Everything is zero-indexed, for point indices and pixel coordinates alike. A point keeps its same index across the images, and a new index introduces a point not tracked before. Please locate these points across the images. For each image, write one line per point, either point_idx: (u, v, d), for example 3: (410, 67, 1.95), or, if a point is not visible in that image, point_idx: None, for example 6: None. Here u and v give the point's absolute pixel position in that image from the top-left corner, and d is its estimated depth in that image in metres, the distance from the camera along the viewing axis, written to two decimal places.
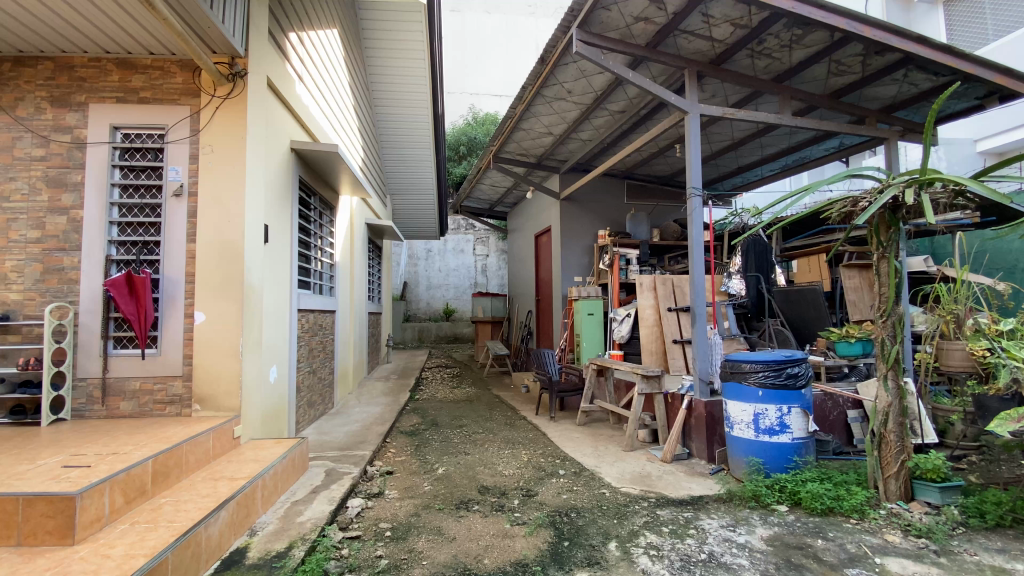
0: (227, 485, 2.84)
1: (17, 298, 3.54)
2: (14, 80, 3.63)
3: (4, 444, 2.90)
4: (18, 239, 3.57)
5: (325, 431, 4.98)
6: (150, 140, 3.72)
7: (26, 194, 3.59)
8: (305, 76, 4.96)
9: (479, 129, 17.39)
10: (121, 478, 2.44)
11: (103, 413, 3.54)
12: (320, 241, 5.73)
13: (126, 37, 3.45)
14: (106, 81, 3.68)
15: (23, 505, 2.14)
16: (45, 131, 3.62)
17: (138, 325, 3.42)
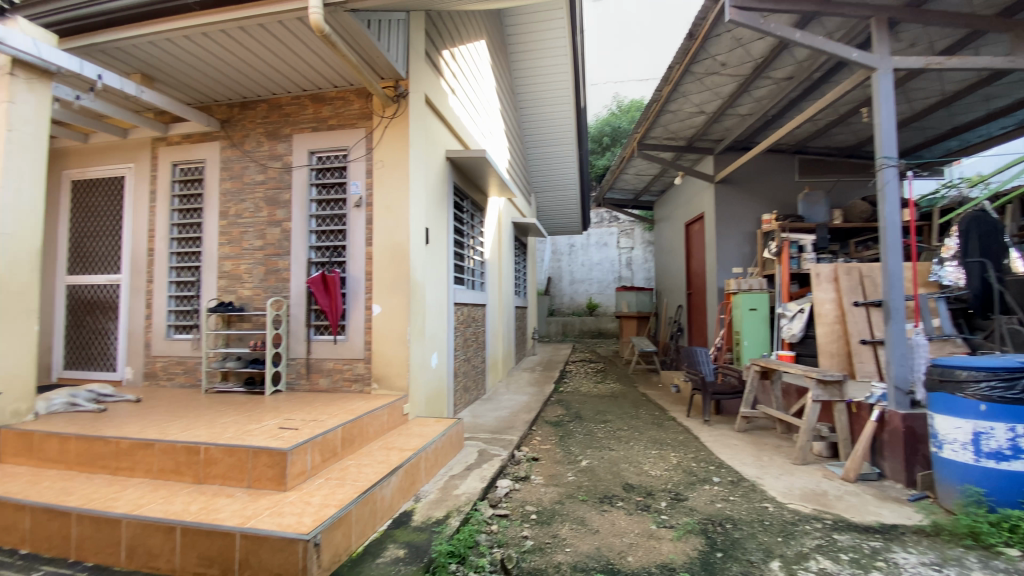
0: (396, 455, 3.26)
1: (249, 294, 4.50)
2: (243, 121, 4.63)
3: (242, 408, 3.73)
4: (248, 247, 4.53)
5: (477, 414, 5.37)
6: (336, 160, 4.42)
7: (252, 212, 4.54)
8: (457, 90, 5.40)
9: (624, 117, 16.99)
10: (319, 440, 2.97)
11: (307, 386, 4.34)
12: (472, 240, 6.19)
13: (317, 75, 4.15)
14: (304, 114, 4.48)
15: (253, 455, 2.73)
16: (265, 159, 4.54)
17: (331, 314, 4.12)
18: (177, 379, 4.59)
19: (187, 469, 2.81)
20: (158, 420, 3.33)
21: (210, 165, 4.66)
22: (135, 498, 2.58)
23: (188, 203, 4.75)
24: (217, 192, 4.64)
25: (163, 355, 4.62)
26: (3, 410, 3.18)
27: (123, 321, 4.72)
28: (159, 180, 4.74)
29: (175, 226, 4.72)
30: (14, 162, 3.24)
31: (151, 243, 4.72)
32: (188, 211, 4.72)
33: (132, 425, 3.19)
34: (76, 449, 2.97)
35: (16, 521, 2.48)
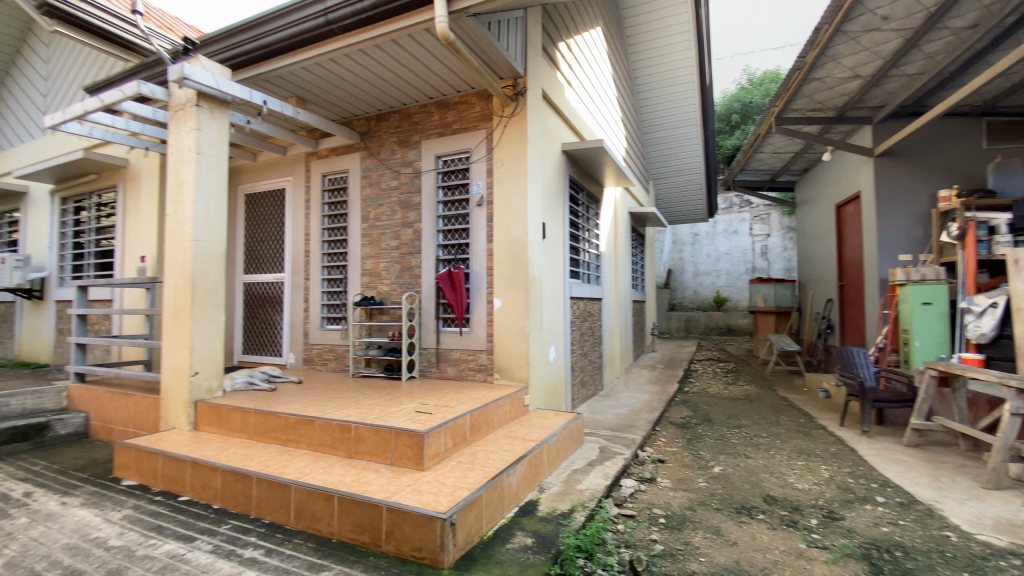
0: (521, 445, 3.33)
1: (387, 289, 4.93)
2: (379, 132, 5.07)
3: (383, 392, 4.10)
4: (385, 247, 4.96)
5: (597, 410, 5.30)
6: (460, 162, 4.64)
7: (388, 215, 4.95)
8: (574, 81, 5.34)
9: (757, 91, 15.49)
10: (451, 426, 3.14)
11: (437, 374, 4.64)
12: (588, 233, 6.10)
13: (442, 82, 4.39)
14: (432, 120, 4.77)
15: (394, 436, 2.98)
16: (397, 166, 4.93)
17: (456, 308, 4.34)
18: (330, 364, 5.20)
19: (340, 445, 3.16)
20: (316, 400, 3.80)
21: (353, 174, 5.17)
22: (299, 467, 2.96)
23: (336, 208, 5.33)
24: (359, 198, 5.14)
25: (318, 343, 5.27)
26: (201, 386, 3.85)
27: (286, 313, 5.46)
28: (312, 190, 5.38)
29: (326, 230, 5.34)
30: (206, 181, 3.91)
31: (307, 245, 5.39)
32: (335, 216, 5.30)
33: (296, 403, 3.68)
34: (253, 423, 3.50)
35: (211, 480, 2.99)
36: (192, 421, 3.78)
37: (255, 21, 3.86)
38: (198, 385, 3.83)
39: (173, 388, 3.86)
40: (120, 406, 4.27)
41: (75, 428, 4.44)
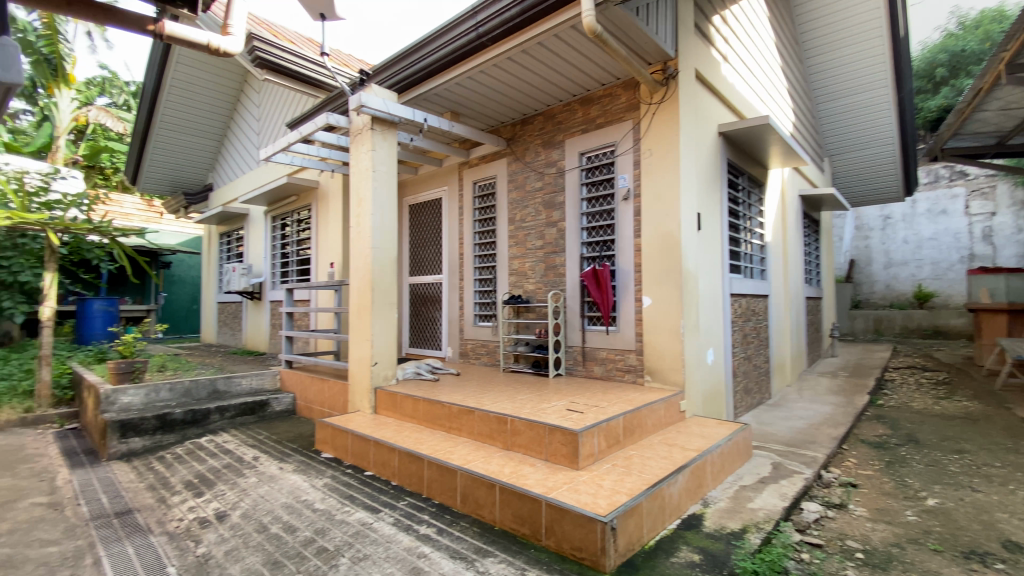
0: (680, 453, 3.13)
1: (533, 288, 5.05)
2: (524, 136, 5.22)
3: (533, 389, 4.21)
4: (531, 247, 5.08)
5: (764, 421, 4.75)
6: (605, 157, 4.54)
7: (533, 216, 5.06)
8: (731, 55, 4.85)
9: (972, 36, 12.55)
10: (604, 427, 3.08)
11: (584, 373, 4.61)
12: (750, 222, 5.51)
13: (586, 77, 4.35)
14: (575, 118, 4.76)
15: (548, 433, 3.02)
16: (542, 167, 5.01)
17: (603, 307, 4.26)
18: (482, 359, 5.51)
19: (497, 437, 3.30)
20: (473, 392, 4.05)
21: (501, 178, 5.40)
22: (462, 454, 3.17)
23: (486, 212, 5.62)
24: (506, 201, 5.34)
25: (471, 339, 5.62)
26: (379, 374, 4.36)
27: (444, 311, 5.92)
28: (465, 197, 5.75)
29: (477, 234, 5.66)
30: (380, 195, 4.42)
31: (461, 248, 5.78)
32: (485, 219, 5.59)
33: (456, 394, 3.96)
34: (422, 410, 3.87)
35: (389, 459, 3.37)
36: (373, 405, 4.31)
37: (416, 44, 4.23)
38: (377, 373, 4.34)
39: (358, 376, 4.44)
40: (318, 388, 5.06)
41: (286, 406, 5.38)
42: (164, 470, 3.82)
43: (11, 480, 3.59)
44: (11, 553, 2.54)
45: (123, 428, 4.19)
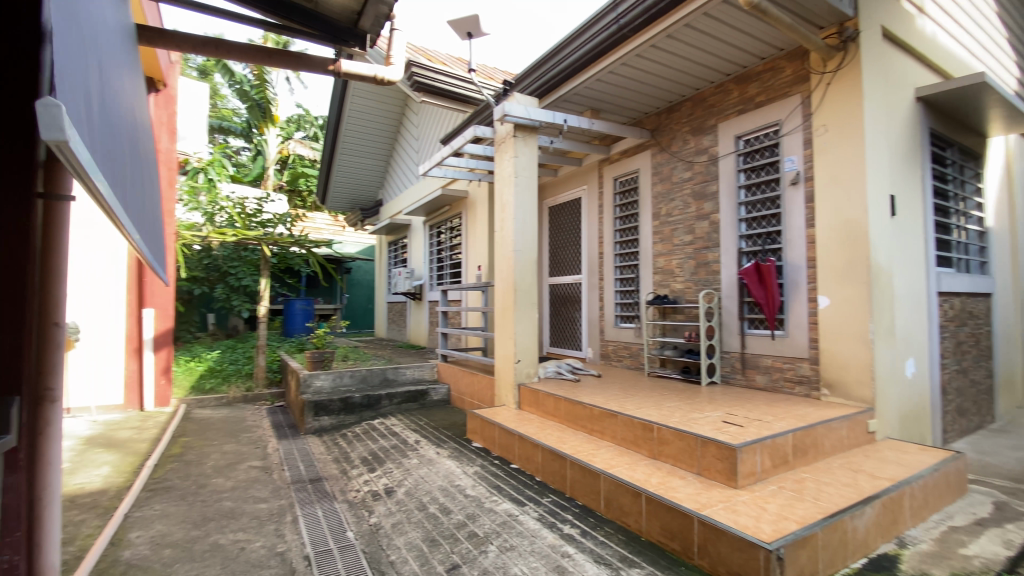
0: (867, 481, 2.63)
1: (681, 287, 4.73)
2: (670, 125, 4.93)
3: (683, 395, 3.94)
4: (678, 243, 4.77)
5: (988, 451, 3.79)
6: (767, 139, 4.06)
7: (681, 209, 4.75)
8: (930, 4, 3.98)
9: None
10: (770, 443, 2.73)
11: (743, 382, 4.18)
12: (964, 202, 4.45)
13: (742, 53, 3.94)
14: (729, 100, 4.35)
15: (702, 444, 2.78)
16: (691, 156, 4.68)
17: (768, 309, 3.79)
18: (625, 361, 5.33)
19: (644, 443, 3.15)
20: (617, 395, 3.94)
21: (644, 172, 5.17)
22: (607, 458, 3.09)
23: (627, 209, 5.42)
24: (651, 196, 5.09)
25: (613, 340, 5.49)
26: (523, 371, 4.50)
27: (585, 311, 5.87)
28: (605, 194, 5.63)
29: (618, 232, 5.50)
30: (522, 198, 4.55)
31: (601, 247, 5.68)
32: (627, 216, 5.40)
33: (599, 396, 3.89)
34: (564, 409, 3.88)
35: (533, 455, 3.44)
36: (517, 401, 4.46)
37: (556, 48, 4.26)
38: (521, 370, 4.49)
39: (503, 372, 4.63)
40: (468, 381, 5.41)
41: (443, 396, 5.85)
42: (345, 446, 4.44)
43: (239, 445, 4.50)
44: (236, 505, 3.17)
45: (316, 407, 4.98)
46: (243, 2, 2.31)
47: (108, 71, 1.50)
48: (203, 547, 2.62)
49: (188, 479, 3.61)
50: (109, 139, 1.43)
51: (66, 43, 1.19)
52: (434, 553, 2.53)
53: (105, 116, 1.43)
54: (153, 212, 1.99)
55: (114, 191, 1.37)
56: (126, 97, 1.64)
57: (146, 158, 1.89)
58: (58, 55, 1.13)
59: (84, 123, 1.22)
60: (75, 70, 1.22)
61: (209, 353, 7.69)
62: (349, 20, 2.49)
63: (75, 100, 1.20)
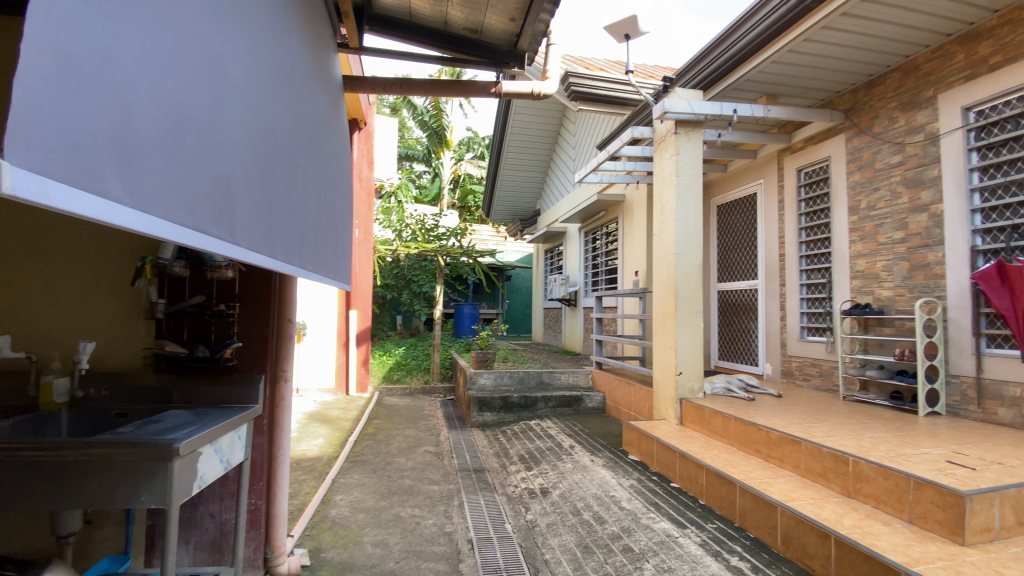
0: None
1: (889, 295, 3.95)
2: (870, 102, 4.17)
3: (891, 425, 3.27)
4: (885, 241, 3.99)
5: None
6: (1009, 107, 3.20)
7: (888, 200, 3.97)
8: None
9: None
10: (1013, 494, 2.14)
11: (981, 415, 3.31)
12: None
13: (964, 7, 3.21)
14: (955, 63, 3.51)
15: (914, 486, 2.28)
16: (901, 137, 3.89)
17: (1014, 323, 2.99)
18: (814, 381, 4.64)
19: (835, 477, 2.70)
20: (801, 419, 3.44)
21: (837, 161, 4.44)
22: (785, 489, 2.72)
23: (815, 204, 4.71)
24: (845, 187, 4.35)
25: (798, 356, 4.82)
26: (685, 385, 4.22)
27: (760, 321, 5.26)
28: (786, 189, 4.96)
29: (802, 230, 4.81)
30: (683, 200, 4.29)
31: (781, 249, 5.02)
32: (814, 212, 4.70)
33: (777, 418, 3.45)
34: (734, 430, 3.52)
35: (697, 475, 3.20)
36: (678, 416, 4.20)
37: (721, 36, 3.92)
38: (682, 384, 4.22)
39: (663, 384, 4.39)
40: (625, 391, 5.28)
41: (598, 403, 5.79)
42: (506, 443, 4.70)
43: (418, 430, 5.11)
44: (415, 483, 3.60)
45: (480, 403, 5.40)
46: (424, 44, 2.64)
47: (227, 66, 1.09)
48: (388, 516, 3.03)
49: (378, 456, 4.23)
50: (215, 170, 1.04)
51: (105, 45, 0.75)
52: (589, 560, 2.52)
53: (212, 134, 1.03)
54: (311, 223, 1.71)
55: (201, 243, 0.97)
56: (258, 98, 1.26)
57: (298, 169, 1.56)
58: (68, 76, 0.69)
59: (135, 170, 0.80)
60: (122, 91, 0.78)
61: (396, 349, 8.90)
62: (509, 43, 2.65)
63: (133, 138, 0.80)
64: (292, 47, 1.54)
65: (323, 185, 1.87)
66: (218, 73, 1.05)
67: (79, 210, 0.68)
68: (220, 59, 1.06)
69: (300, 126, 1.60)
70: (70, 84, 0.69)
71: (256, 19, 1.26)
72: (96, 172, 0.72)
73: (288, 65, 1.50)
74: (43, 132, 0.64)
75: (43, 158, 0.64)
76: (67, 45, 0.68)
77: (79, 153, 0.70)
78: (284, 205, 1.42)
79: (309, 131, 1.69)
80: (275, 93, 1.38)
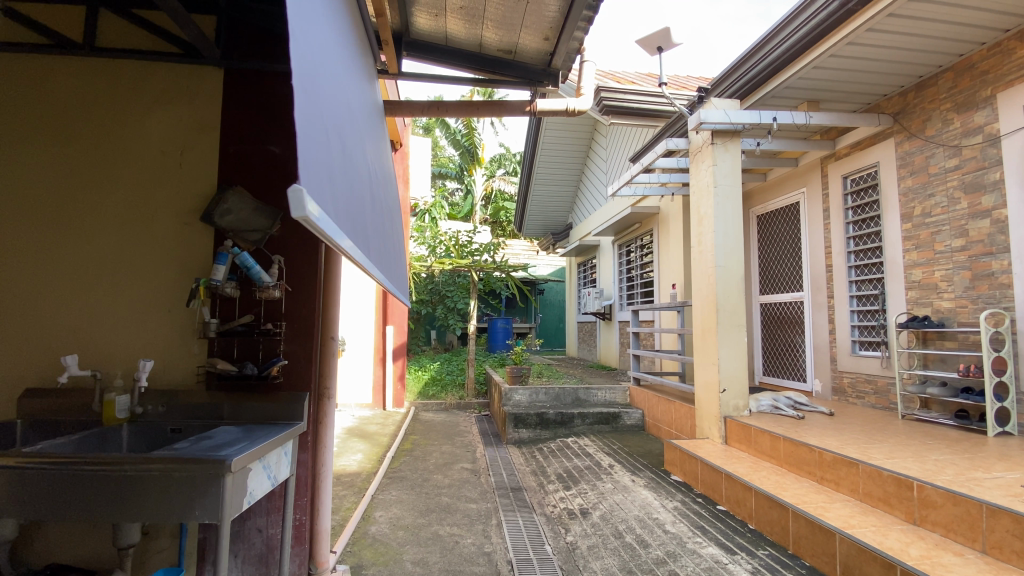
0: None
1: (950, 306, 3.72)
2: (920, 105, 3.99)
3: (958, 446, 3.05)
4: (943, 249, 3.76)
5: None
6: None
7: (945, 206, 3.75)
8: None
9: None
10: None
11: None
12: None
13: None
14: (1013, 61, 3.33)
15: (988, 513, 2.14)
16: (956, 139, 3.70)
17: None
18: (868, 399, 4.40)
19: (897, 503, 2.53)
20: (857, 439, 3.26)
21: (886, 166, 4.25)
22: (843, 514, 2.57)
23: (863, 212, 4.50)
24: (896, 194, 4.15)
25: (849, 371, 4.58)
26: (729, 403, 4.07)
27: (808, 335, 5.04)
28: (832, 197, 4.77)
29: (851, 239, 4.60)
30: (723, 210, 4.18)
31: (828, 260, 4.81)
32: (863, 220, 4.50)
33: (831, 438, 3.27)
34: (784, 450, 3.35)
35: (745, 498, 3.06)
36: (723, 435, 4.05)
37: (758, 44, 3.85)
38: (726, 402, 4.06)
39: (706, 401, 4.25)
40: (665, 408, 5.13)
41: (636, 421, 5.65)
42: (542, 460, 4.64)
43: (454, 447, 5.11)
44: (452, 501, 3.59)
45: (516, 419, 5.36)
46: (460, 67, 2.70)
47: (350, 124, 1.46)
48: (427, 534, 3.03)
49: (415, 472, 4.24)
50: (353, 200, 1.39)
51: (315, 109, 1.08)
52: None
53: (348, 169, 1.37)
54: (386, 238, 2.06)
55: (354, 248, 1.31)
56: (360, 139, 1.61)
57: (378, 195, 1.92)
58: (310, 136, 1.02)
59: (331, 194, 1.14)
60: (323, 139, 1.12)
61: (431, 364, 8.98)
62: (542, 62, 2.68)
63: (327, 173, 1.13)
64: (368, 103, 1.92)
65: (389, 210, 2.24)
66: (347, 129, 1.42)
67: (325, 224, 1.01)
68: (343, 111, 1.40)
69: (376, 159, 1.95)
70: (312, 141, 1.03)
71: (353, 79, 1.61)
72: (323, 195, 1.05)
73: (365, 110, 1.84)
74: (309, 173, 0.98)
75: (311, 190, 0.97)
76: (309, 116, 1.03)
77: (319, 187, 1.04)
78: (376, 223, 1.77)
79: (380, 166, 2.06)
80: (365, 133, 1.72)
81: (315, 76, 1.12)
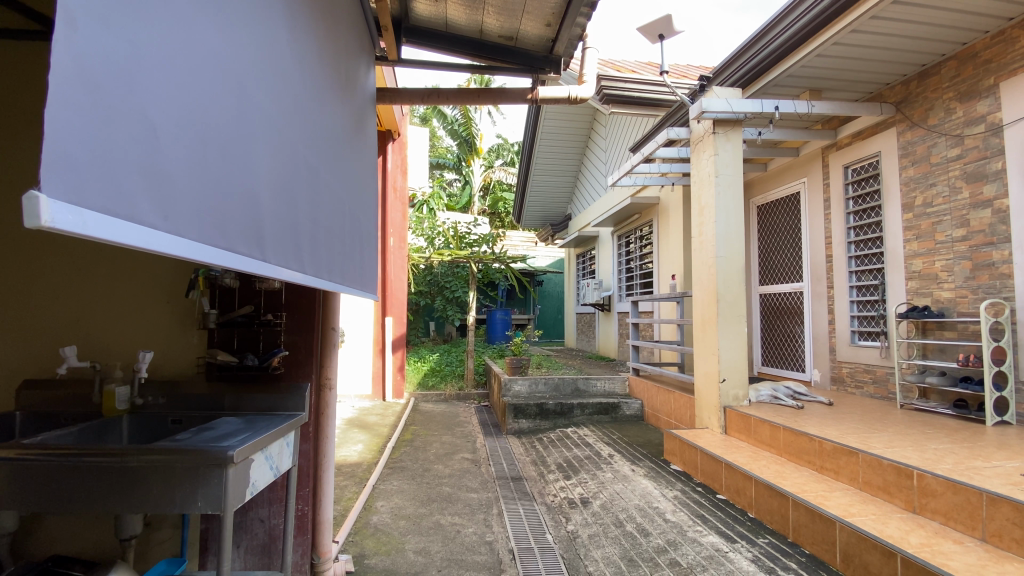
0: None
1: (950, 296, 3.73)
2: (922, 94, 3.96)
3: (957, 435, 3.07)
4: (944, 239, 3.76)
5: None
6: None
7: (947, 195, 3.74)
8: None
9: None
10: None
11: None
12: None
13: None
14: (1016, 50, 3.31)
15: (988, 502, 2.15)
16: (959, 129, 3.67)
17: None
18: (867, 388, 4.42)
19: (897, 491, 2.55)
20: (856, 428, 3.26)
21: (887, 156, 4.23)
22: (843, 503, 2.58)
23: (864, 202, 4.48)
24: (898, 184, 4.13)
25: (848, 361, 4.60)
26: (729, 393, 4.07)
27: (807, 325, 5.05)
28: (833, 187, 4.74)
29: (851, 229, 4.59)
30: (723, 199, 4.16)
31: (829, 250, 4.80)
32: (863, 210, 4.48)
33: (831, 428, 3.28)
34: (784, 439, 3.37)
35: (745, 487, 3.07)
36: (723, 425, 4.06)
37: (755, 35, 3.84)
38: (726, 392, 4.07)
39: (705, 391, 4.26)
40: (664, 399, 5.15)
41: (636, 411, 5.66)
42: (543, 450, 4.66)
43: (454, 437, 5.13)
44: (453, 491, 3.60)
45: (515, 410, 5.38)
46: (458, 54, 2.65)
47: (248, 85, 1.05)
48: (428, 524, 3.04)
49: (416, 462, 4.25)
50: (248, 187, 1.04)
51: (132, 70, 0.71)
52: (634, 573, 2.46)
53: (243, 154, 1.01)
54: (337, 236, 1.69)
55: (235, 263, 0.95)
56: (217, 88, 0.92)
57: (318, 180, 1.50)
58: (98, 108, 0.65)
59: (165, 194, 0.77)
60: (144, 111, 0.73)
61: (430, 355, 9.01)
62: (545, 49, 2.65)
63: (71, 149, 0.61)
64: (315, 61, 1.50)
65: (346, 196, 1.84)
66: (239, 92, 1.01)
67: (115, 238, 0.66)
68: (241, 83, 1.02)
69: (325, 145, 1.58)
70: (98, 110, 0.65)
71: (280, 45, 1.21)
72: (128, 196, 0.70)
73: (308, 65, 1.44)
74: (78, 167, 0.62)
75: (79, 188, 0.62)
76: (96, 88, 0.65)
77: (102, 186, 0.65)
78: (230, 235, 0.95)
79: (331, 139, 1.66)
80: (297, 109, 1.33)
81: (153, 29, 0.76)
